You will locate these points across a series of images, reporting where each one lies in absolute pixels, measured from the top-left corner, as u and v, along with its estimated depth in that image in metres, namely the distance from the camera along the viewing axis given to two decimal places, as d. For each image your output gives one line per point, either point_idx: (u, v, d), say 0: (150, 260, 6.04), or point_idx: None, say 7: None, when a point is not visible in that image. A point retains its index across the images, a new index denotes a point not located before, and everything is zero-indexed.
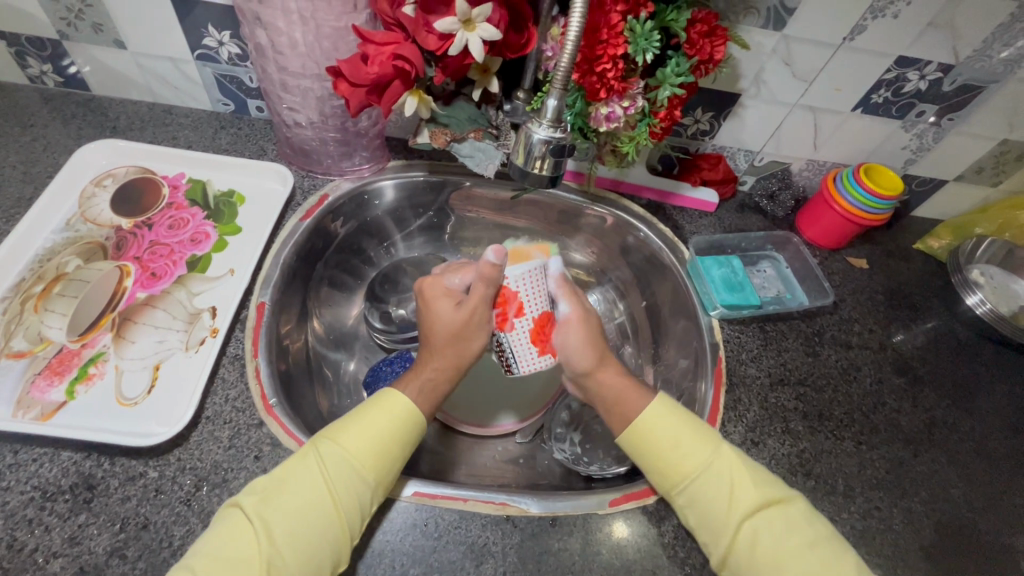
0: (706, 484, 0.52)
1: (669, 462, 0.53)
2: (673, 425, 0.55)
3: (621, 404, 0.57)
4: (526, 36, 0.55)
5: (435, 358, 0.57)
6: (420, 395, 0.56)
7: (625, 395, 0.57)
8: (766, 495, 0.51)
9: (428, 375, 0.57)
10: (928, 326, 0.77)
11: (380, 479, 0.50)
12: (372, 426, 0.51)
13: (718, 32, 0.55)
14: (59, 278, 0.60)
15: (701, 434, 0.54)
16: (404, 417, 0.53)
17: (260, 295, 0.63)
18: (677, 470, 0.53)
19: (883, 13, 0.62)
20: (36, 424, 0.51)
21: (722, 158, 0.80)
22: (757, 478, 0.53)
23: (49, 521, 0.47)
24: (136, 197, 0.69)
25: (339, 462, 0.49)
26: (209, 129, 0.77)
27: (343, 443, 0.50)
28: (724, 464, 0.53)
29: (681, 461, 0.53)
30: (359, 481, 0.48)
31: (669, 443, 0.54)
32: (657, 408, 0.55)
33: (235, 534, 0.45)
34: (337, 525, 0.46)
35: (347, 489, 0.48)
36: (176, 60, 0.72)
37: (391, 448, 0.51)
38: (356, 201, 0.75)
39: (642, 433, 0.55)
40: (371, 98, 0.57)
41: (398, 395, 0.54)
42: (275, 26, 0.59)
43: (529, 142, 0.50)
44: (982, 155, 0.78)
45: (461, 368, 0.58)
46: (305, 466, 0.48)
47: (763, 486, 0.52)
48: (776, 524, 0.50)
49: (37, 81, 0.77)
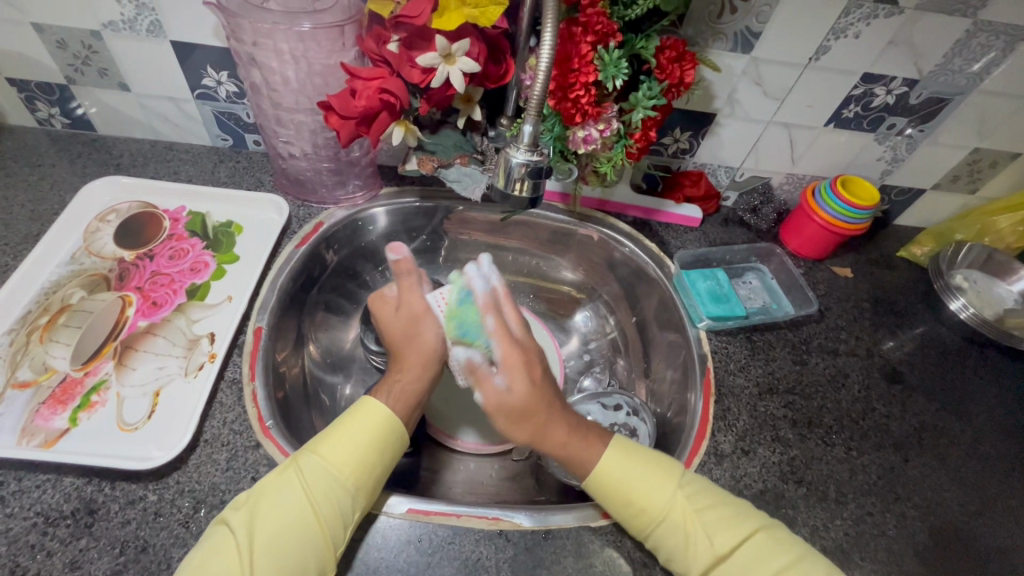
0: (667, 532, 0.52)
1: (630, 510, 0.54)
2: (630, 473, 0.55)
3: (577, 453, 0.57)
4: (504, 68, 0.60)
5: (400, 361, 0.62)
6: (392, 396, 0.58)
7: (578, 444, 0.57)
8: (726, 535, 0.52)
9: (395, 377, 0.60)
10: (915, 332, 0.78)
11: (360, 488, 0.51)
12: (350, 441, 0.53)
13: (686, 56, 0.58)
14: (64, 309, 0.62)
15: (656, 476, 0.55)
16: (382, 425, 0.55)
17: (257, 320, 0.65)
18: (637, 519, 0.53)
19: (845, 34, 0.66)
20: (41, 451, 0.52)
21: (703, 175, 0.83)
22: (716, 519, 0.53)
23: (50, 546, 0.48)
24: (138, 230, 0.72)
25: (319, 472, 0.50)
26: (209, 163, 0.81)
27: (324, 454, 0.52)
28: (680, 508, 0.53)
29: (641, 510, 0.53)
30: (340, 491, 0.50)
31: (625, 493, 0.54)
32: (609, 456, 0.56)
33: (222, 548, 0.46)
34: (320, 534, 0.48)
35: (327, 498, 0.49)
36: (177, 100, 0.76)
37: (371, 458, 0.53)
38: (350, 227, 0.77)
39: (600, 485, 0.55)
40: (360, 129, 0.60)
41: (373, 402, 0.56)
42: (269, 66, 0.62)
43: (509, 166, 0.53)
44: (956, 164, 0.81)
45: (429, 365, 0.61)
46: (287, 478, 0.50)
47: (721, 528, 0.52)
48: (736, 560, 0.51)
49: (46, 123, 0.81)
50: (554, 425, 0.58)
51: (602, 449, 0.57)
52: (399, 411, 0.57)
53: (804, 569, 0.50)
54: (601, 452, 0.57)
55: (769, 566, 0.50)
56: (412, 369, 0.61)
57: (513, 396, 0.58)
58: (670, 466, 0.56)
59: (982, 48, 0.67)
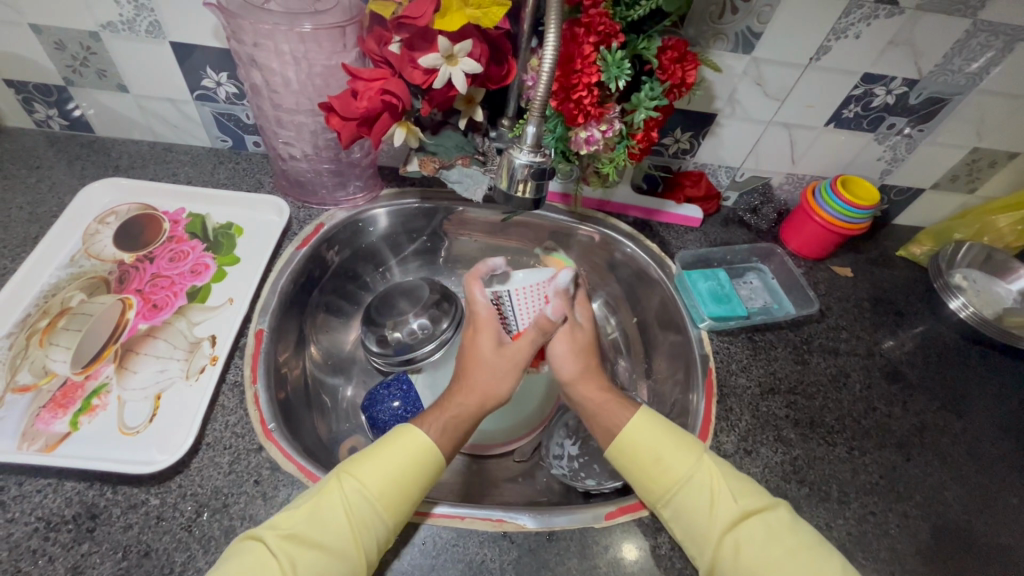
0: (688, 496, 0.53)
1: (653, 472, 0.56)
2: (657, 437, 0.57)
3: (607, 416, 0.61)
4: (505, 68, 0.60)
5: (445, 358, 0.63)
6: (443, 430, 0.57)
7: (611, 408, 0.61)
8: (747, 505, 0.53)
9: (436, 378, 0.61)
10: (916, 331, 0.79)
11: (400, 520, 0.51)
12: (391, 467, 0.52)
13: (688, 57, 0.58)
14: (64, 312, 0.62)
15: (683, 443, 0.57)
16: (427, 457, 0.54)
17: (258, 322, 0.65)
18: (661, 480, 0.55)
19: (846, 34, 0.66)
20: (42, 455, 0.52)
21: (704, 175, 0.83)
22: (739, 488, 0.54)
23: (52, 551, 0.48)
24: (138, 233, 0.71)
25: (361, 499, 0.50)
26: (208, 165, 0.80)
27: (366, 481, 0.51)
28: (705, 475, 0.55)
29: (666, 472, 0.55)
30: (381, 523, 0.49)
31: (652, 456, 0.56)
32: (638, 420, 0.58)
33: (254, 565, 0.45)
34: (360, 564, 0.48)
35: (368, 529, 0.49)
36: (176, 101, 0.76)
37: (413, 488, 0.52)
38: (351, 229, 0.77)
39: (628, 447, 0.57)
40: (361, 130, 0.60)
41: (417, 432, 0.55)
42: (269, 67, 0.62)
43: (512, 167, 0.53)
44: (955, 163, 0.81)
45: (484, 399, 0.60)
46: (328, 502, 0.49)
47: (742, 498, 0.53)
48: (755, 532, 0.51)
49: (43, 125, 0.80)
50: (597, 374, 0.66)
51: (630, 413, 0.60)
52: (430, 424, 0.57)
53: (821, 549, 0.51)
54: (625, 420, 0.59)
55: (786, 539, 0.51)
56: (462, 395, 0.60)
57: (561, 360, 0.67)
58: (696, 441, 0.58)
59: (982, 48, 0.67)
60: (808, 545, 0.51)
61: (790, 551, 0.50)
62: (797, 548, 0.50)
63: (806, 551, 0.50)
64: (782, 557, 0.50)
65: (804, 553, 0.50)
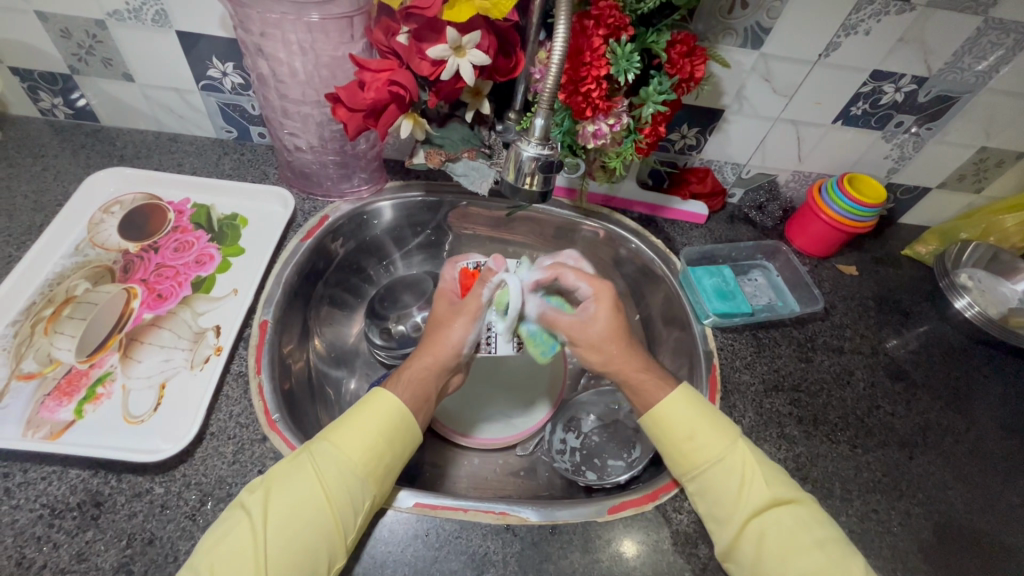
0: (715, 477, 0.55)
1: (684, 449, 0.57)
2: (695, 414, 0.58)
3: (642, 393, 0.61)
4: (514, 60, 0.59)
5: (420, 353, 0.62)
6: (401, 387, 0.58)
7: (651, 386, 0.60)
8: (776, 495, 0.54)
9: (407, 371, 0.60)
10: (920, 330, 0.78)
11: (371, 477, 0.51)
12: (359, 429, 0.52)
13: (697, 51, 0.58)
14: (68, 301, 0.62)
15: (721, 426, 0.57)
16: (397, 417, 0.54)
17: (262, 313, 0.65)
18: (691, 456, 0.56)
19: (856, 30, 0.65)
20: (46, 443, 0.52)
21: (710, 172, 0.82)
22: (771, 477, 0.55)
23: (57, 538, 0.48)
24: (143, 222, 0.71)
25: (330, 460, 0.50)
26: (213, 155, 0.80)
27: (335, 445, 0.51)
28: (737, 460, 0.55)
29: (700, 448, 0.56)
30: (349, 477, 0.49)
31: (685, 433, 0.57)
32: (675, 396, 0.59)
33: (234, 531, 0.46)
34: (331, 518, 0.48)
35: (337, 485, 0.49)
36: (181, 91, 0.76)
37: (382, 448, 0.52)
38: (355, 221, 0.77)
39: (662, 420, 0.58)
40: (367, 122, 0.59)
41: (383, 392, 0.56)
42: (276, 57, 0.62)
43: (519, 160, 0.52)
44: (963, 162, 0.81)
45: (441, 363, 0.61)
46: (297, 464, 0.50)
47: (772, 488, 0.54)
48: (783, 520, 0.52)
49: (48, 113, 0.80)
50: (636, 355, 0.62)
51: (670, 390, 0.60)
52: (414, 403, 0.58)
53: (844, 545, 0.51)
54: (665, 395, 0.59)
55: (809, 532, 0.51)
56: (424, 360, 0.61)
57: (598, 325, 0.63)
58: (732, 425, 0.58)
59: (992, 46, 0.66)
60: (830, 539, 0.51)
61: (810, 544, 0.51)
62: (820, 540, 0.51)
63: (827, 544, 0.51)
64: (805, 545, 0.51)
65: (828, 548, 0.51)
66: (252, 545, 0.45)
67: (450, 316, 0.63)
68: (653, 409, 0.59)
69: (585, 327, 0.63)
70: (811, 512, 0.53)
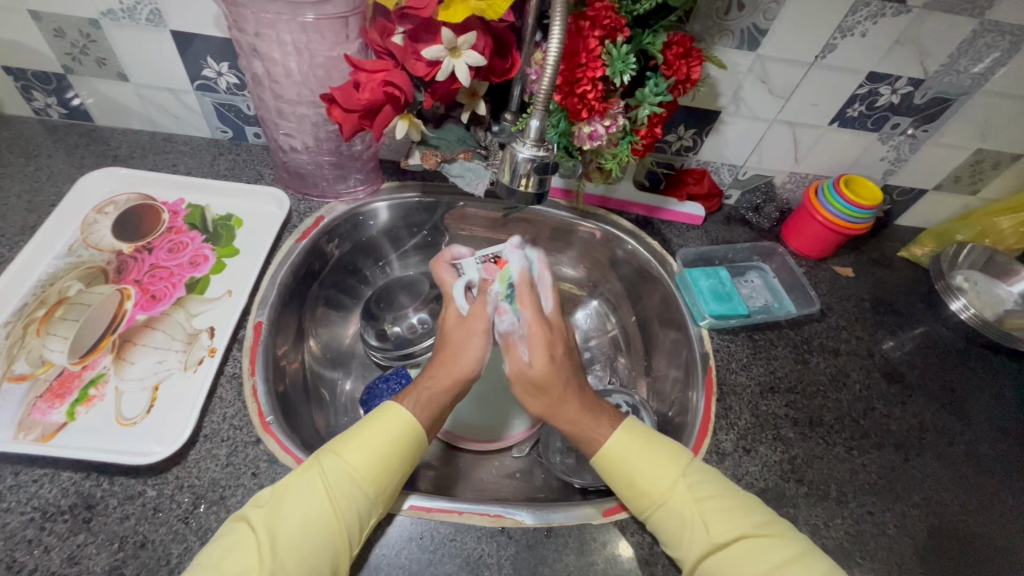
0: (665, 515, 0.53)
1: (631, 488, 0.55)
2: (635, 453, 0.56)
3: (582, 432, 0.59)
4: (509, 61, 0.59)
5: (435, 368, 0.61)
6: (420, 405, 0.58)
7: (590, 423, 0.60)
8: (731, 522, 0.52)
9: (426, 385, 0.60)
10: (916, 332, 0.78)
11: (380, 495, 0.51)
12: (371, 446, 0.52)
13: (693, 53, 0.58)
14: (61, 302, 0.62)
15: (663, 457, 0.56)
16: (410, 435, 0.54)
17: (257, 314, 0.64)
18: (640, 496, 0.55)
19: (852, 32, 0.65)
20: (37, 445, 0.51)
21: (706, 173, 0.82)
22: (724, 505, 0.53)
23: (48, 541, 0.48)
24: (137, 223, 0.71)
25: (341, 477, 0.50)
26: (208, 155, 0.80)
27: (346, 462, 0.51)
28: (681, 492, 0.54)
29: (643, 489, 0.55)
30: (361, 495, 0.49)
31: (629, 472, 0.56)
32: (617, 436, 0.58)
33: (239, 546, 0.46)
34: (338, 538, 0.47)
35: (348, 502, 0.48)
36: (176, 91, 0.75)
37: (393, 467, 0.52)
38: (351, 222, 0.77)
39: (607, 463, 0.57)
40: (363, 123, 0.59)
41: (398, 409, 0.56)
42: (271, 57, 0.62)
43: (515, 161, 0.52)
44: (959, 164, 0.81)
45: (460, 383, 0.61)
46: (307, 479, 0.49)
47: (724, 517, 0.52)
48: (735, 549, 0.50)
49: (42, 113, 0.80)
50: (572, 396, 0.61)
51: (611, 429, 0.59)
52: (426, 422, 0.57)
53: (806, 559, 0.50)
54: (604, 437, 0.58)
55: (768, 556, 0.50)
56: (439, 378, 0.60)
57: (534, 368, 0.61)
58: (677, 453, 0.57)
59: (988, 48, 0.66)
60: (793, 559, 0.49)
61: (770, 569, 0.49)
62: (779, 565, 0.49)
63: (786, 567, 0.49)
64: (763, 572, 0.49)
65: (788, 569, 0.49)
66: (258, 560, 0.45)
67: (463, 336, 0.64)
68: (604, 447, 0.58)
69: (522, 371, 0.62)
70: (768, 535, 0.51)
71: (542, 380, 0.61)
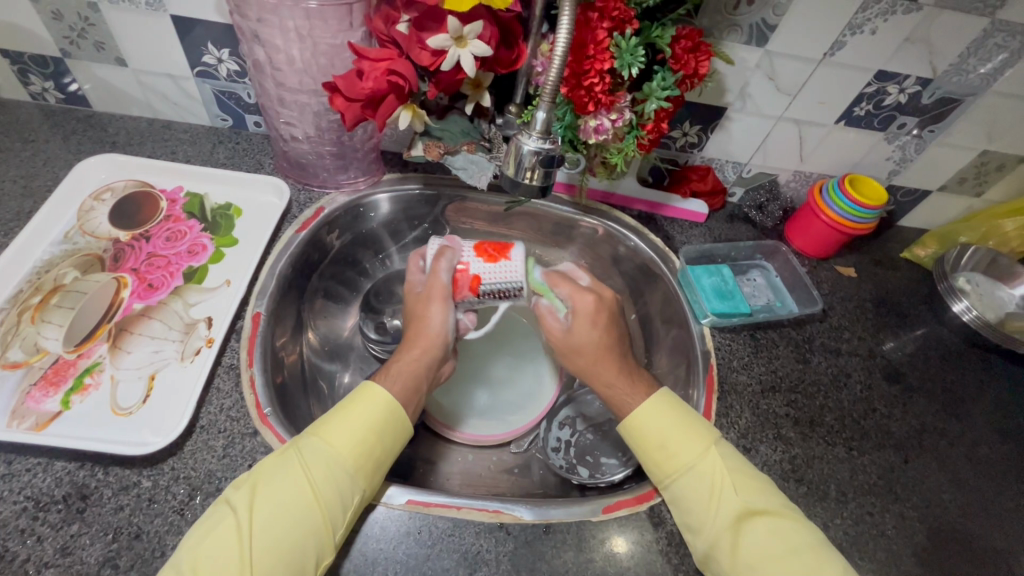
0: (688, 484, 0.54)
1: (657, 456, 0.56)
2: (664, 422, 0.57)
3: (617, 404, 0.60)
4: (516, 52, 0.58)
5: (408, 347, 0.60)
6: (391, 379, 0.57)
7: (625, 389, 0.60)
8: (751, 501, 0.52)
9: (398, 361, 0.59)
10: (917, 333, 0.78)
11: (360, 469, 0.50)
12: (350, 425, 0.51)
13: (702, 47, 0.57)
14: (57, 289, 0.61)
15: (694, 435, 0.56)
16: (387, 409, 0.53)
17: (255, 305, 0.64)
18: (663, 465, 0.55)
19: (861, 30, 0.65)
20: (31, 433, 0.51)
21: (711, 170, 0.82)
22: (745, 486, 0.53)
23: (42, 531, 0.47)
24: (134, 211, 0.70)
25: (319, 455, 0.49)
26: (208, 143, 0.79)
27: (323, 435, 0.51)
28: (709, 469, 0.54)
29: (669, 459, 0.55)
30: (340, 472, 0.49)
31: (657, 443, 0.56)
32: (648, 405, 0.58)
33: (219, 528, 0.45)
34: (318, 515, 0.47)
35: (327, 479, 0.48)
36: (175, 77, 0.74)
37: (373, 439, 0.52)
38: (352, 213, 0.76)
39: (634, 431, 0.58)
40: (366, 112, 0.58)
41: (372, 387, 0.54)
42: (273, 44, 0.61)
43: (520, 154, 0.51)
44: (963, 166, 0.80)
45: (429, 350, 0.60)
46: (285, 460, 0.49)
47: (748, 496, 0.52)
48: (759, 530, 0.51)
49: (39, 97, 0.78)
50: (612, 361, 0.61)
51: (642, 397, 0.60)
52: (408, 400, 0.56)
53: (823, 551, 0.50)
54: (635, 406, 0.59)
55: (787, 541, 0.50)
56: (412, 351, 0.59)
57: (572, 335, 0.62)
58: (706, 431, 0.57)
59: (997, 48, 0.66)
60: (806, 548, 0.50)
61: (785, 552, 0.49)
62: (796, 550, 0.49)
63: (802, 553, 0.49)
64: (778, 555, 0.49)
65: (799, 556, 0.49)
66: (238, 540, 0.44)
67: (421, 304, 0.61)
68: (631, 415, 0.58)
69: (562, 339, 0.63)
70: (785, 520, 0.51)
71: (579, 346, 0.62)
